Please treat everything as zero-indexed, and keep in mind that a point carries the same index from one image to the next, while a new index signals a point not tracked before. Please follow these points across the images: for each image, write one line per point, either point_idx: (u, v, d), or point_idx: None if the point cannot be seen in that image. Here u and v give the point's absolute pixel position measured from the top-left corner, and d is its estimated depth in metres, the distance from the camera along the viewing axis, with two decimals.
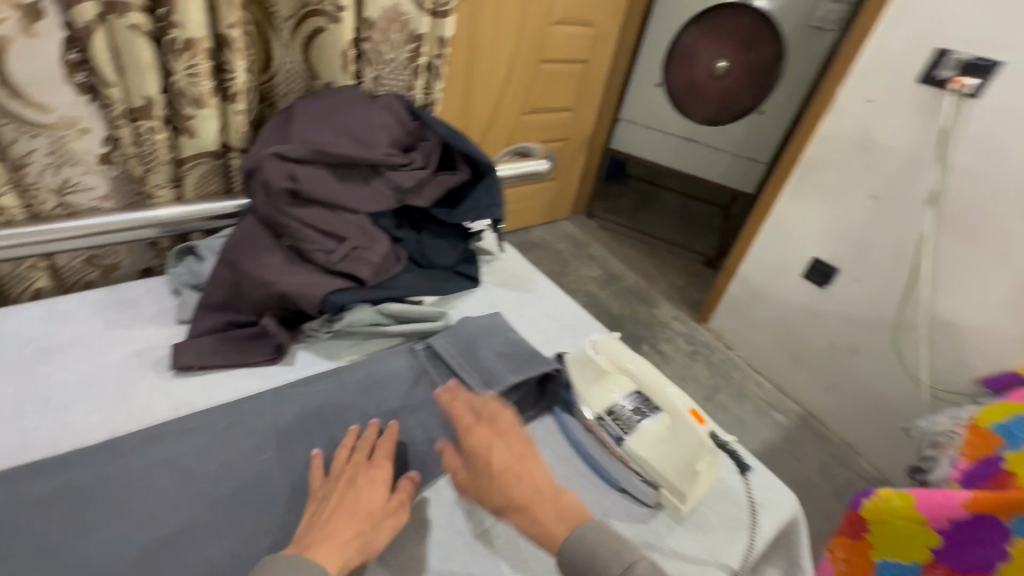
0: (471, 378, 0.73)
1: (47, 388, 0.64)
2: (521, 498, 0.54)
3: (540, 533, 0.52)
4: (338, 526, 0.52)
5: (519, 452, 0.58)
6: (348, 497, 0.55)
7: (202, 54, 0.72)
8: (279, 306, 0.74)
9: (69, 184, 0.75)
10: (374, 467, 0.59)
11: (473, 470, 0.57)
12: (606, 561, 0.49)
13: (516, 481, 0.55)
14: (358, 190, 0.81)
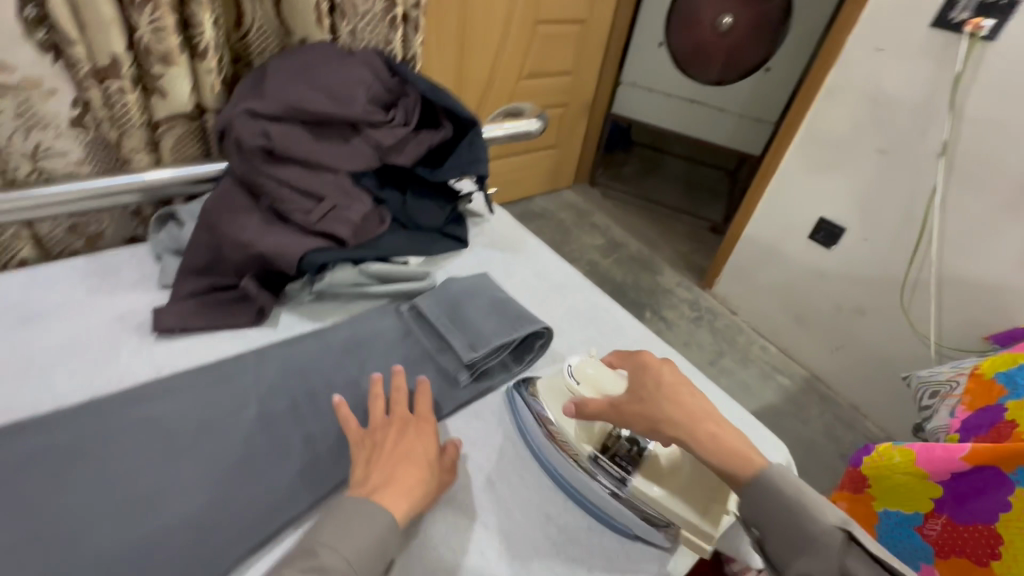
0: (455, 340, 0.71)
1: (29, 353, 0.64)
2: (700, 418, 0.55)
3: (728, 463, 0.53)
4: (399, 476, 0.54)
5: (680, 380, 0.59)
6: (412, 450, 0.56)
7: (164, 8, 0.70)
8: (261, 269, 0.72)
9: (42, 149, 0.73)
10: (422, 418, 0.60)
11: (642, 393, 0.58)
12: (822, 510, 0.51)
13: (693, 399, 0.57)
14: (337, 149, 0.79)
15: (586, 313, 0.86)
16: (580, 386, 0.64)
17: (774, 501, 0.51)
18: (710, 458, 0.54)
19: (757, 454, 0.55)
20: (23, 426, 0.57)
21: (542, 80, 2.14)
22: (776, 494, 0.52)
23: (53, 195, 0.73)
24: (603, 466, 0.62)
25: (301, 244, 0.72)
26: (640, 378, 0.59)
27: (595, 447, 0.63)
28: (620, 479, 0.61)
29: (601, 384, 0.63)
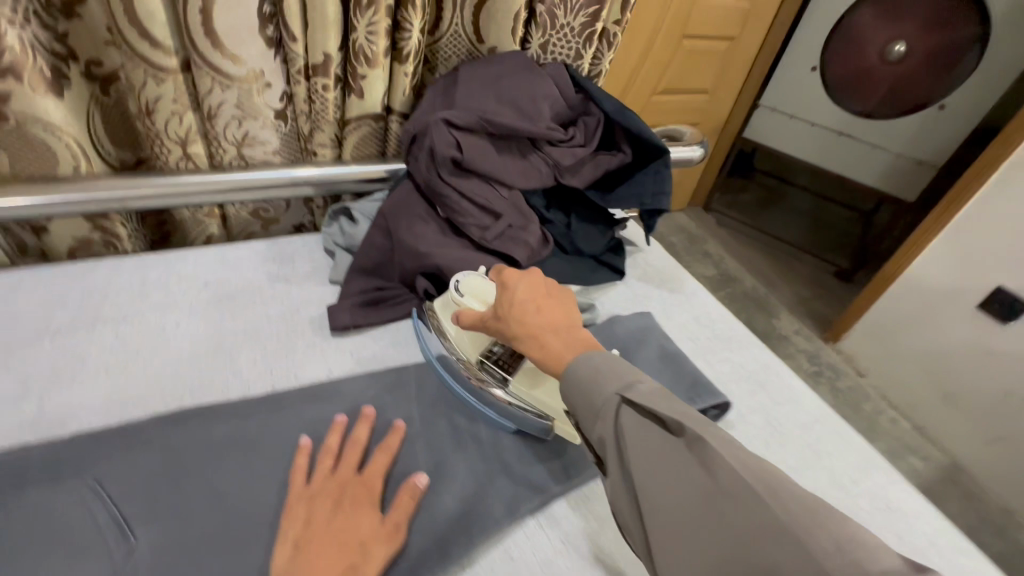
0: None
1: (220, 333, 0.67)
2: (530, 329, 0.54)
3: (547, 358, 0.52)
4: (320, 562, 0.46)
5: (540, 291, 0.58)
6: (333, 525, 0.48)
7: (382, 11, 0.69)
8: (427, 276, 0.72)
9: (248, 137, 0.76)
10: (366, 479, 0.53)
11: (499, 312, 0.57)
12: (604, 380, 0.47)
13: (534, 313, 0.55)
14: (517, 165, 0.76)
15: (753, 373, 0.77)
16: (465, 299, 0.64)
17: (577, 389, 0.48)
18: (536, 361, 0.53)
19: (585, 351, 0.51)
20: (211, 408, 0.58)
21: (682, 98, 2.02)
22: (572, 377, 0.49)
23: (251, 181, 0.77)
24: (489, 369, 0.64)
25: (476, 261, 0.70)
26: (499, 298, 0.58)
27: (479, 352, 0.66)
28: (501, 378, 0.64)
29: (485, 295, 0.63)
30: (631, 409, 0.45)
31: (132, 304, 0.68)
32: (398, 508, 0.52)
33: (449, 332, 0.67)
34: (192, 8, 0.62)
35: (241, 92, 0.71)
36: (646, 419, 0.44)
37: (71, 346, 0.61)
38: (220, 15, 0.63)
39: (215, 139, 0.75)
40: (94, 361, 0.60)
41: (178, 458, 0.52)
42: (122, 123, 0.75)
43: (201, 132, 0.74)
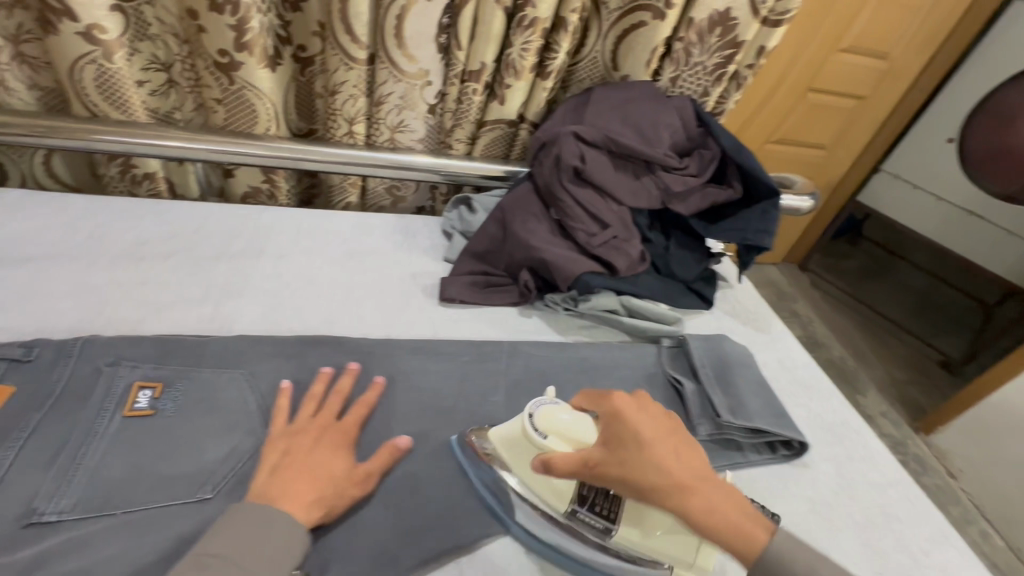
0: (717, 397, 0.70)
1: (351, 284, 0.78)
2: (683, 483, 0.48)
3: (716, 527, 0.47)
4: (296, 483, 0.50)
5: (661, 427, 0.51)
6: (315, 457, 0.53)
7: (538, 33, 0.79)
8: (531, 270, 0.79)
9: (402, 125, 0.89)
10: (342, 426, 0.57)
11: (614, 445, 0.50)
12: (817, 566, 0.46)
13: (676, 458, 0.49)
14: (630, 183, 0.82)
15: (830, 425, 0.76)
16: (547, 441, 0.53)
17: (710, 539, 0.47)
18: (687, 522, 0.47)
19: (735, 511, 0.48)
20: (339, 340, 0.68)
21: (797, 150, 1.98)
22: (771, 566, 0.45)
23: (396, 162, 0.89)
24: (580, 518, 0.53)
25: (581, 263, 0.76)
26: (611, 427, 0.51)
27: (570, 501, 0.54)
28: (603, 529, 0.53)
29: (575, 431, 0.53)
30: (780, 571, 0.45)
31: (288, 246, 0.81)
32: (375, 459, 0.56)
33: (500, 454, 0.57)
34: (390, 14, 0.75)
35: (407, 87, 0.83)
36: (726, 547, 0.47)
37: (241, 270, 0.75)
38: (409, 22, 0.76)
39: (376, 122, 0.88)
40: (257, 285, 0.74)
41: (310, 374, 0.63)
42: (306, 97, 0.90)
43: (366, 115, 0.87)
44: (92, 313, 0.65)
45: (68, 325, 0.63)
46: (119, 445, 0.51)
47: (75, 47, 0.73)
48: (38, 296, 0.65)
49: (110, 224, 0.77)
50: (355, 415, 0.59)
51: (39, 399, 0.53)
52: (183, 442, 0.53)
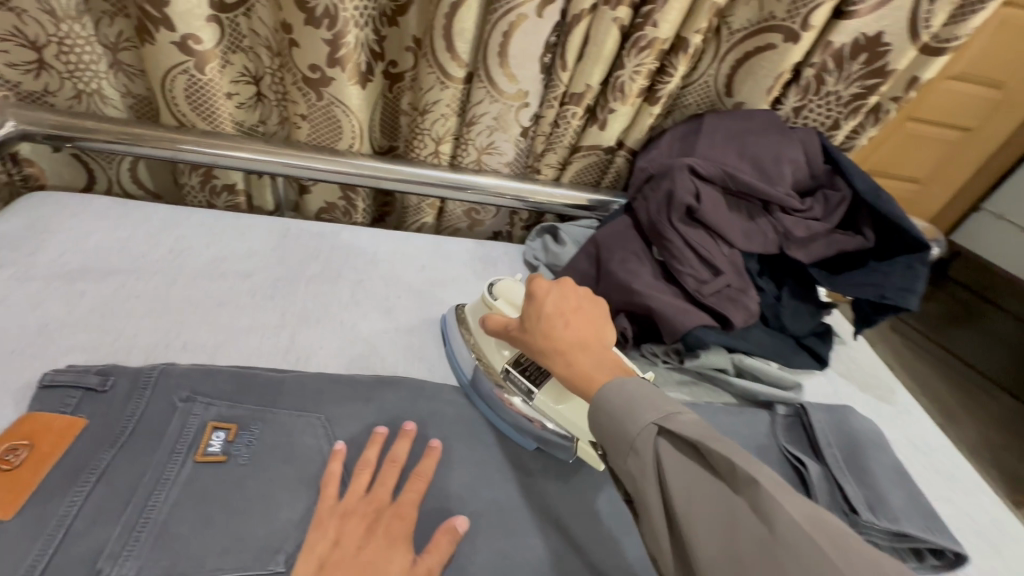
0: (851, 489, 0.59)
1: (430, 317, 0.72)
2: (559, 348, 0.51)
3: (588, 383, 0.49)
4: None
5: (567, 307, 0.54)
6: (365, 556, 0.45)
7: (653, 55, 0.71)
8: (629, 316, 0.71)
9: (491, 147, 0.83)
10: (401, 508, 0.50)
11: (532, 328, 0.54)
12: (637, 410, 0.44)
13: (564, 326, 0.52)
14: (745, 225, 0.73)
15: (981, 526, 0.64)
16: (496, 303, 0.63)
17: (607, 424, 0.45)
18: (565, 380, 0.51)
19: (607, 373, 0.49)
20: (419, 384, 0.62)
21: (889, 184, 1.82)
22: (605, 409, 0.45)
23: (482, 186, 0.83)
24: (511, 379, 0.60)
25: (689, 315, 0.67)
26: (525, 308, 0.55)
27: (507, 361, 0.61)
28: (524, 391, 0.59)
29: (521, 302, 0.62)
30: (668, 449, 0.42)
31: (366, 271, 0.76)
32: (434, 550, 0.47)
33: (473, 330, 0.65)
34: (495, 30, 0.68)
35: (502, 108, 0.77)
36: (679, 460, 0.41)
37: (317, 295, 0.70)
38: (516, 40, 0.69)
39: (464, 143, 0.83)
40: (335, 314, 0.69)
41: (389, 423, 0.57)
42: (391, 113, 0.86)
43: (454, 135, 0.82)
44: (167, 338, 0.60)
45: (141, 353, 0.59)
46: (188, 498, 0.46)
47: (171, 56, 0.71)
48: (115, 314, 0.61)
49: (191, 237, 0.74)
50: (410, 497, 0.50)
51: (111, 435, 0.49)
52: (255, 497, 0.48)
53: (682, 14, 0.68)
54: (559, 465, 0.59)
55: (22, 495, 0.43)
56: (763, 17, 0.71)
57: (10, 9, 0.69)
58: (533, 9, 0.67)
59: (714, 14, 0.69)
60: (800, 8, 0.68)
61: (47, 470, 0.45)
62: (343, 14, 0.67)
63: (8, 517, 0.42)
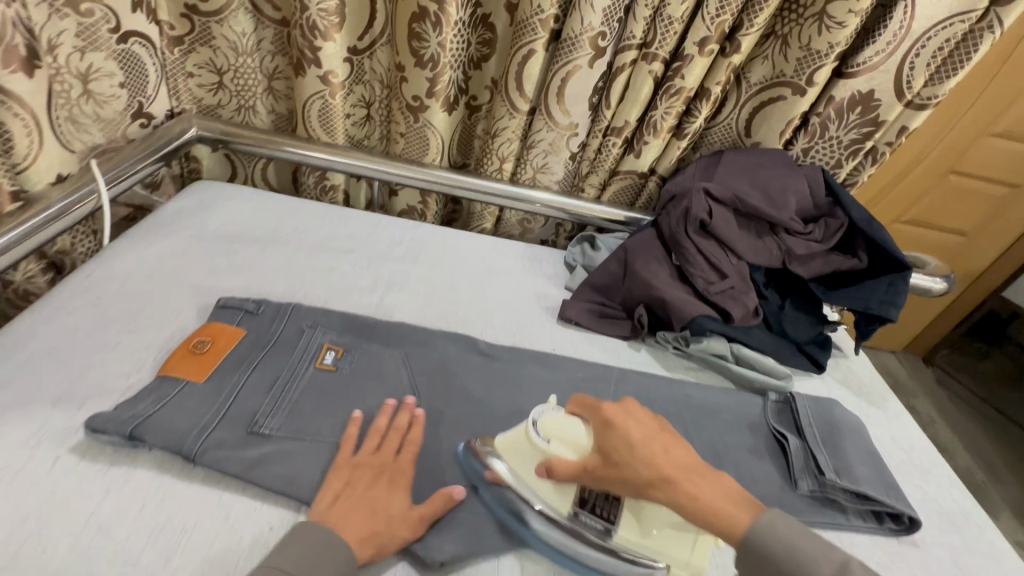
0: (821, 456, 0.71)
1: (485, 297, 0.90)
2: (664, 474, 0.52)
3: (715, 521, 0.50)
4: (355, 519, 0.53)
5: (654, 433, 0.56)
6: (371, 493, 0.56)
7: (680, 100, 0.88)
8: (647, 307, 0.86)
9: (545, 167, 1.01)
10: (400, 464, 0.60)
11: (611, 453, 0.55)
12: (806, 558, 0.47)
13: (662, 453, 0.54)
14: (752, 241, 0.87)
15: (949, 514, 0.73)
16: (551, 445, 0.58)
17: (754, 560, 0.48)
18: (689, 517, 0.51)
19: (738, 510, 0.51)
20: (474, 342, 0.79)
21: (928, 233, 1.86)
22: (762, 553, 0.48)
23: (535, 199, 1.01)
24: (581, 522, 0.57)
25: (696, 307, 0.82)
26: (607, 438, 0.56)
27: (574, 502, 0.58)
28: (602, 528, 0.58)
29: (581, 438, 0.59)
30: None
31: (437, 257, 0.95)
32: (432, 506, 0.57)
33: (513, 467, 0.60)
34: (556, 76, 0.88)
35: (557, 136, 0.96)
36: None
37: (400, 270, 0.90)
38: (572, 84, 0.88)
39: (523, 162, 1.02)
40: (413, 286, 0.88)
41: (449, 364, 0.74)
42: (467, 137, 1.07)
43: (516, 156, 1.01)
44: (293, 289, 0.81)
45: (277, 294, 0.80)
46: (310, 389, 0.65)
47: (313, 85, 0.95)
48: (258, 267, 0.83)
49: (308, 220, 0.95)
50: (405, 453, 0.60)
51: (262, 342, 0.69)
52: (353, 397, 0.66)
53: (705, 70, 0.85)
54: None
55: (208, 370, 0.64)
56: (775, 74, 0.87)
57: (210, 47, 0.96)
58: (587, 62, 0.85)
59: (732, 70, 0.86)
60: (804, 68, 0.84)
61: (222, 357, 0.66)
62: (442, 60, 0.88)
63: (200, 381, 0.63)
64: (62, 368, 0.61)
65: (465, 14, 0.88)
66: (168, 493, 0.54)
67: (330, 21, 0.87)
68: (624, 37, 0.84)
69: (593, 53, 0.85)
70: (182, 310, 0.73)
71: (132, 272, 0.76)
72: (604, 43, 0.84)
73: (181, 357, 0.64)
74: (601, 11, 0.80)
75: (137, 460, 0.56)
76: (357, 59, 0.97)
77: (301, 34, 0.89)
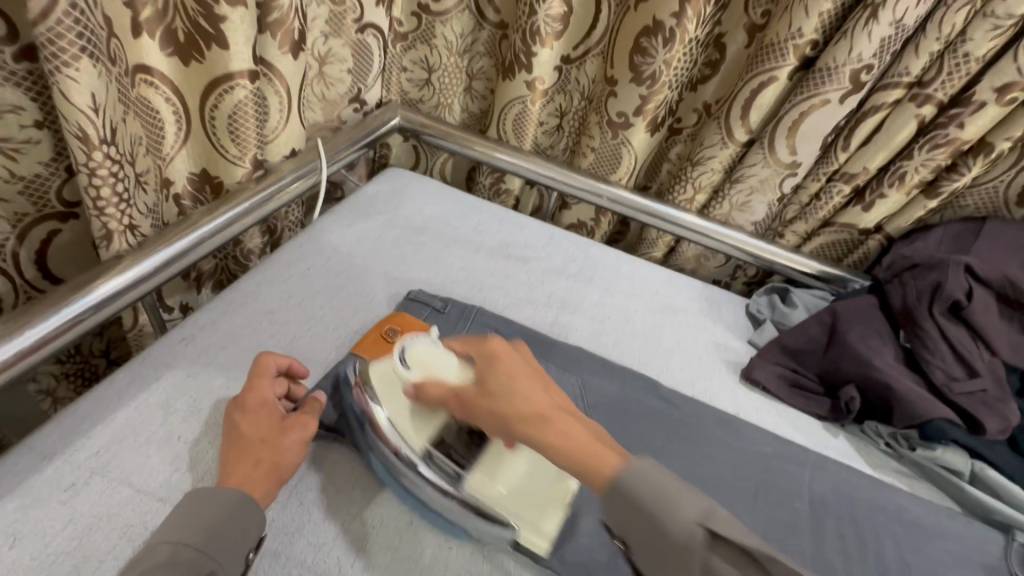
0: None
1: (661, 336, 0.82)
2: (523, 410, 0.45)
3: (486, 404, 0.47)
4: (237, 469, 0.49)
5: (531, 371, 0.49)
6: (239, 439, 0.51)
7: (948, 153, 0.73)
8: (858, 388, 0.72)
9: (745, 205, 0.91)
10: (255, 397, 0.55)
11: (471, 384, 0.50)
12: (676, 505, 0.38)
13: (530, 389, 0.46)
14: (1016, 337, 0.70)
15: None
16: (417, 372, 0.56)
17: (627, 504, 0.40)
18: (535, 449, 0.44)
19: (587, 449, 0.42)
20: (652, 386, 0.72)
21: None
22: (627, 497, 0.40)
23: (725, 238, 0.91)
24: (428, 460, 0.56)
25: (933, 405, 0.67)
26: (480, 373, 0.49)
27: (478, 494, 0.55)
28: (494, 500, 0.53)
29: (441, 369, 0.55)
30: (712, 550, 0.37)
31: (612, 282, 0.89)
32: (302, 410, 0.56)
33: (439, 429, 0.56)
34: (794, 109, 0.77)
35: (771, 174, 0.85)
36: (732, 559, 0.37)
37: (574, 290, 0.86)
38: (812, 120, 0.77)
39: (719, 196, 0.92)
40: (586, 309, 0.83)
41: (627, 406, 0.69)
42: (658, 159, 0.99)
43: (712, 189, 0.92)
44: (472, 293, 0.81)
45: (458, 294, 0.81)
46: None
47: (517, 90, 0.93)
48: (439, 264, 0.84)
49: (487, 222, 0.94)
50: (253, 385, 0.55)
51: None
52: None
53: (995, 122, 0.70)
54: (769, 496, 0.64)
55: None
56: None
57: (427, 45, 0.99)
58: (837, 98, 0.74)
59: None
60: None
61: None
62: (662, 78, 0.82)
63: None
64: (276, 333, 0.66)
65: (701, 32, 0.80)
66: (311, 465, 0.56)
67: (553, 28, 0.84)
68: (895, 72, 0.72)
69: (847, 89, 0.73)
70: (376, 296, 0.75)
71: (337, 249, 0.80)
72: (868, 78, 0.72)
73: (375, 343, 0.65)
74: (878, 41, 0.68)
75: (334, 443, 0.59)
76: (565, 69, 0.94)
77: (521, 39, 0.87)
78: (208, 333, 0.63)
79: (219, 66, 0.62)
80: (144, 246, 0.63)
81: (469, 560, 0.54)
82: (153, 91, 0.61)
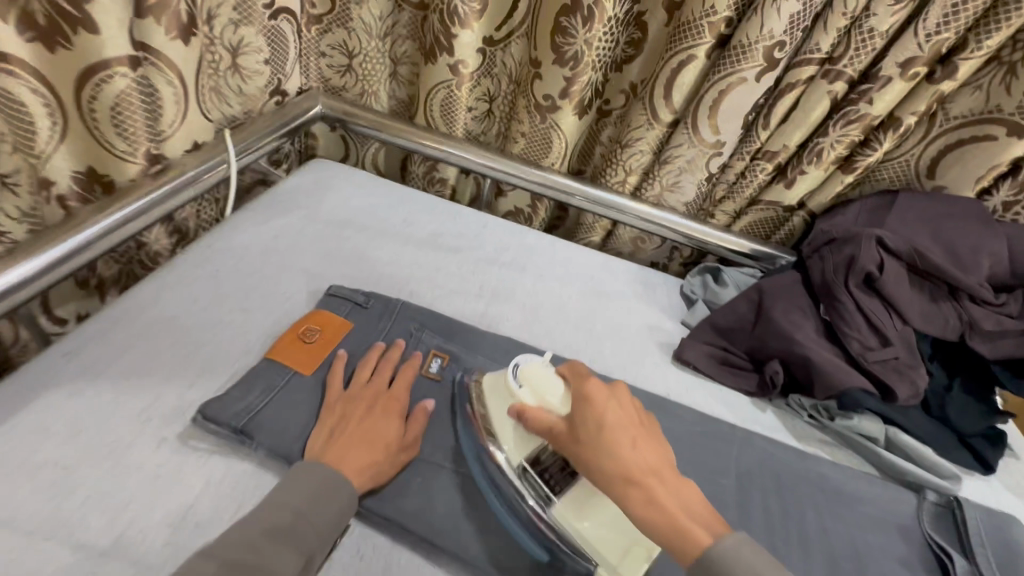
0: None
1: (595, 321, 0.82)
2: (632, 475, 0.45)
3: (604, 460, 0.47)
4: (346, 452, 0.53)
5: (632, 425, 0.49)
6: (360, 424, 0.56)
7: (860, 128, 0.75)
8: (782, 363, 0.74)
9: (676, 186, 0.90)
10: (394, 390, 0.60)
11: (580, 426, 0.49)
12: None
13: (631, 447, 0.47)
14: (924, 304, 0.73)
15: None
16: (522, 390, 0.56)
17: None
18: (637, 517, 0.44)
19: (695, 528, 0.43)
20: None
21: None
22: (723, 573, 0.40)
23: (657, 220, 0.91)
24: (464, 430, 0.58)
25: (849, 375, 0.69)
26: (579, 413, 0.50)
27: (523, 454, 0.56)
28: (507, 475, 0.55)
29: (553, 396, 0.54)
30: None
31: (546, 269, 0.88)
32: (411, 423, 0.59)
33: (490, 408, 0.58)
34: (714, 87, 0.77)
35: (698, 154, 0.84)
36: None
37: (506, 279, 0.84)
38: (733, 98, 0.77)
39: (650, 178, 0.91)
40: (518, 297, 0.82)
41: None
42: (590, 142, 0.98)
43: (643, 171, 0.91)
44: (398, 287, 0.78)
45: (383, 288, 0.77)
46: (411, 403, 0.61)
47: (441, 74, 0.90)
48: (363, 259, 0.80)
49: (417, 213, 0.91)
50: (390, 373, 0.62)
51: (365, 341, 0.66)
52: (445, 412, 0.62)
53: (901, 96, 0.72)
54: (697, 474, 0.64)
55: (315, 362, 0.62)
56: (984, 108, 0.72)
57: (346, 28, 0.94)
58: (754, 76, 0.74)
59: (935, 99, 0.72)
60: None
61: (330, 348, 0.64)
62: (585, 59, 0.80)
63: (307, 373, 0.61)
64: (177, 341, 0.61)
65: (619, 10, 0.79)
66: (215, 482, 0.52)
67: (472, 8, 0.81)
68: (808, 49, 0.72)
69: (764, 66, 0.73)
70: (292, 295, 0.71)
71: (250, 248, 0.75)
72: (781, 54, 0.72)
73: (286, 344, 0.63)
74: (788, 17, 0.69)
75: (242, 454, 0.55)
76: (489, 51, 0.91)
77: (439, 20, 0.84)
78: (98, 345, 0.58)
79: (92, 52, 0.56)
80: (15, 253, 0.57)
81: (389, 565, 0.51)
82: (13, 79, 0.54)
